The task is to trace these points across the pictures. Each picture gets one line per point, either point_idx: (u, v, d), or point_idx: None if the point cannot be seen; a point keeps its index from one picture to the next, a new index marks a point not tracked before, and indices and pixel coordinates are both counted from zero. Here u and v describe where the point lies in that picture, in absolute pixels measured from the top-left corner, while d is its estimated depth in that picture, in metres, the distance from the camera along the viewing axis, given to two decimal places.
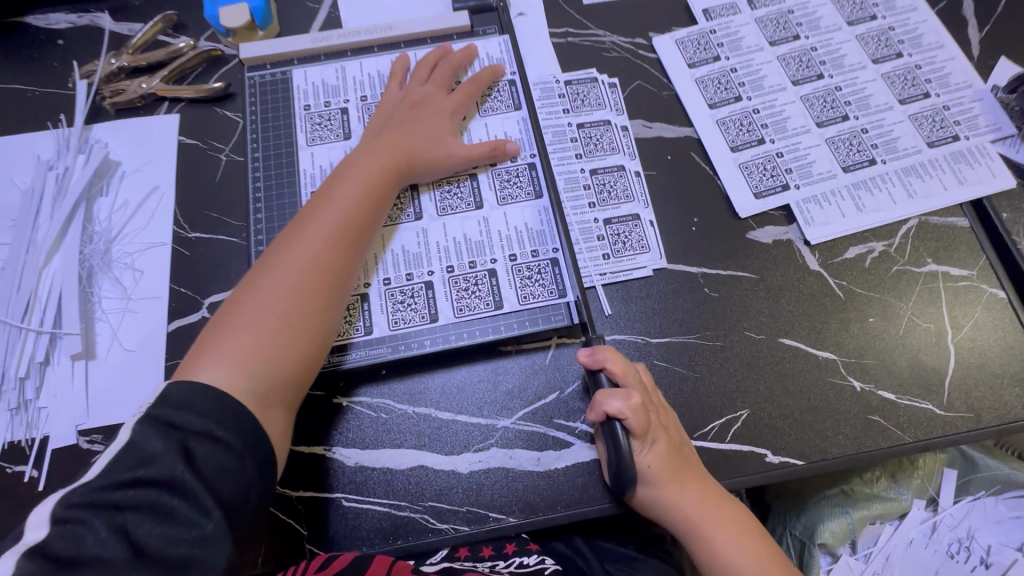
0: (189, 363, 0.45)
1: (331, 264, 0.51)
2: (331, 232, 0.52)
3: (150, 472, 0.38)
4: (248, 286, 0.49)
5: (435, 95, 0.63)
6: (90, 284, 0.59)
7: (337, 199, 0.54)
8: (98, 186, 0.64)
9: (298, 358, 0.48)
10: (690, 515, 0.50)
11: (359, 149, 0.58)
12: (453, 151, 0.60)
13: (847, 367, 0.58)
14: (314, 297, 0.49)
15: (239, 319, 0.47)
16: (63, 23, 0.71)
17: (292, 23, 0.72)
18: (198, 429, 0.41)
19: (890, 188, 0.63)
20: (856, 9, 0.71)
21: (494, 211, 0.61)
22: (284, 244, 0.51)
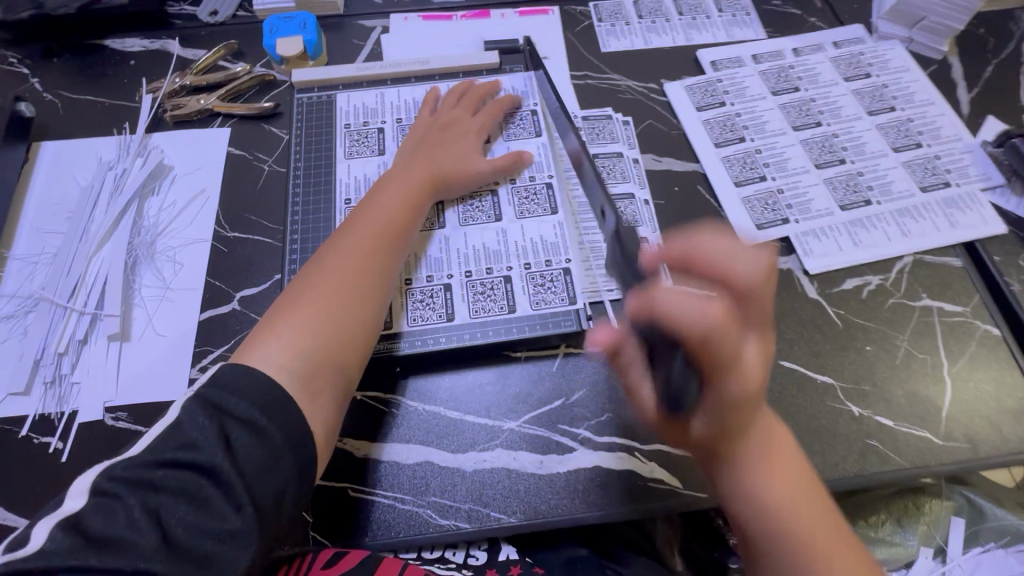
0: (245, 348, 0.49)
1: (375, 258, 0.55)
2: (375, 231, 0.57)
3: (192, 455, 0.40)
4: (296, 286, 0.53)
5: (462, 118, 0.69)
6: (133, 273, 0.64)
7: (380, 206, 0.59)
8: (151, 186, 0.70)
9: (344, 345, 0.51)
10: (758, 469, 0.46)
11: (396, 167, 0.64)
12: (481, 165, 0.66)
13: (845, 392, 0.59)
14: (360, 287, 0.53)
15: (294, 307, 0.51)
16: (136, 47, 0.80)
17: (340, 56, 0.80)
18: (243, 419, 0.42)
19: (885, 226, 0.67)
20: (851, 67, 0.78)
21: (513, 224, 0.66)
22: (335, 244, 0.56)
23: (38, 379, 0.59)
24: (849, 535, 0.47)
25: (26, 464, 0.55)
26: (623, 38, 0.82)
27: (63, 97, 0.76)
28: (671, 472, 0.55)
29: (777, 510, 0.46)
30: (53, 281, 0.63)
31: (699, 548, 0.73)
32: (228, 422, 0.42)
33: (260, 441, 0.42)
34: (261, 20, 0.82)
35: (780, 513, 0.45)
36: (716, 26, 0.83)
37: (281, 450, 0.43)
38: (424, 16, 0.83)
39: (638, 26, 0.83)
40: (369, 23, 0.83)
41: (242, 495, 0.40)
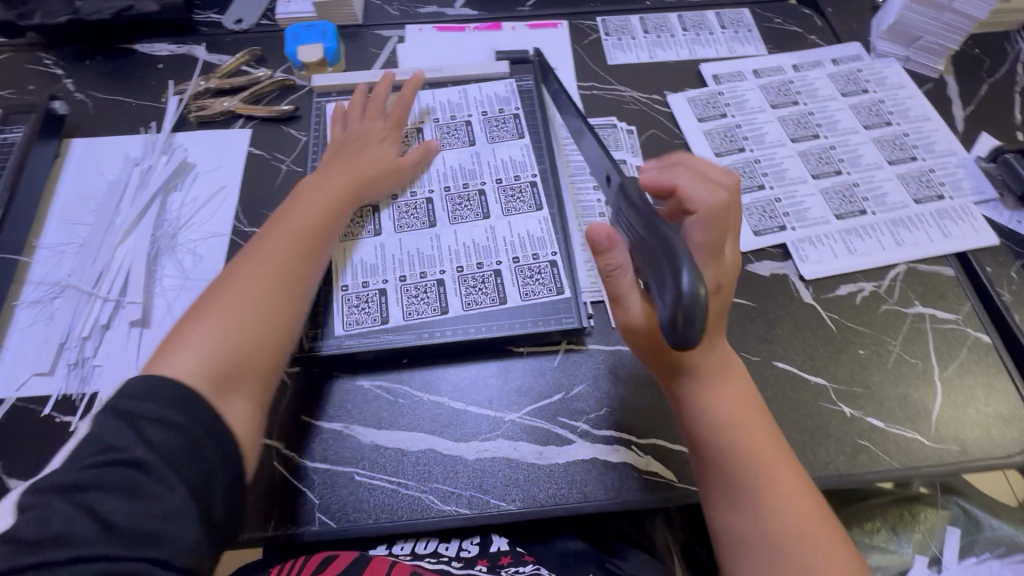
0: (151, 363, 0.48)
1: (289, 261, 0.57)
2: (289, 236, 0.58)
3: (115, 457, 0.40)
4: (208, 296, 0.53)
5: (379, 128, 0.72)
6: (155, 263, 0.67)
7: (293, 213, 0.61)
8: (175, 182, 0.73)
9: (259, 346, 0.51)
10: (704, 385, 0.52)
11: (315, 177, 0.66)
12: (398, 169, 0.69)
13: (838, 394, 0.61)
14: (275, 290, 0.54)
15: (201, 316, 0.51)
16: (164, 51, 0.85)
17: (357, 64, 0.84)
18: (155, 416, 0.42)
19: (879, 235, 0.69)
20: (849, 83, 0.81)
21: (504, 223, 0.68)
22: (249, 253, 0.57)
23: (62, 360, 0.61)
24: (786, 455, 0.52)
25: (48, 442, 0.58)
26: (628, 51, 0.85)
27: (94, 96, 0.80)
28: (666, 465, 0.57)
29: (719, 422, 0.51)
30: (80, 269, 0.66)
31: (700, 550, 0.75)
32: (141, 423, 0.42)
33: (173, 434, 0.42)
34: (283, 28, 0.87)
35: (732, 446, 0.50)
36: (719, 42, 0.86)
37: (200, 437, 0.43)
38: (438, 28, 0.87)
39: (643, 40, 0.87)
40: (385, 33, 0.87)
41: (170, 485, 0.40)
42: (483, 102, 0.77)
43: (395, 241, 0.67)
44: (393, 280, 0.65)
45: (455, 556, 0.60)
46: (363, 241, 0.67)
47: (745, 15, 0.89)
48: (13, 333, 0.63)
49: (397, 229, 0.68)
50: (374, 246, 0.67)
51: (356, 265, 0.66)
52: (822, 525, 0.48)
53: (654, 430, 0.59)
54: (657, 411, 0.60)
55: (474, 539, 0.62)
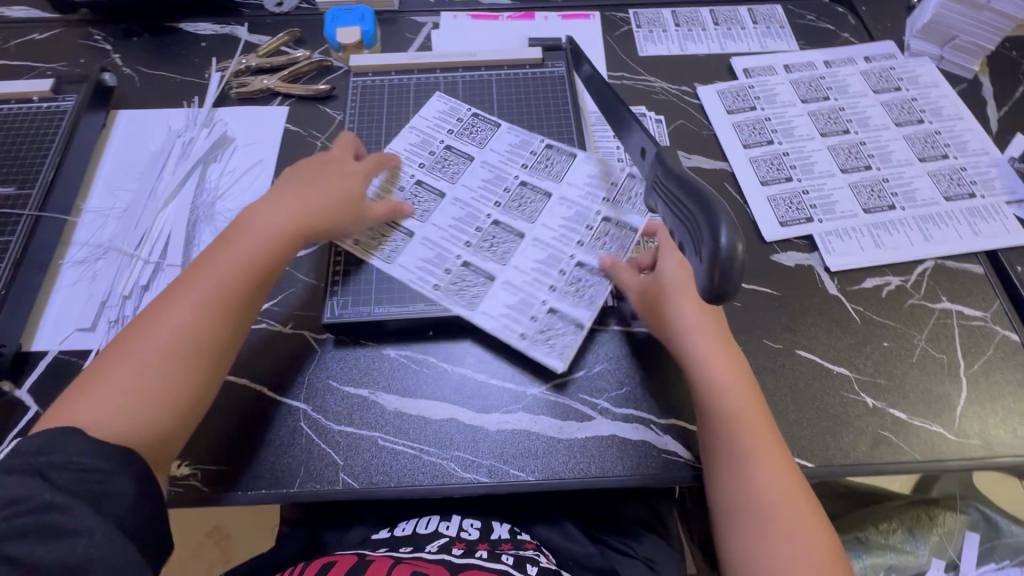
0: (55, 407, 0.50)
1: (200, 327, 0.54)
2: (206, 294, 0.56)
3: (24, 507, 0.43)
4: (133, 334, 0.54)
5: (343, 166, 0.67)
6: (193, 230, 0.69)
7: (218, 261, 0.58)
8: (215, 154, 0.75)
9: (162, 411, 0.51)
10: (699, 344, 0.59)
11: (267, 206, 0.62)
12: (360, 213, 0.65)
13: (861, 384, 0.61)
14: (190, 351, 0.54)
15: (106, 369, 0.52)
16: (208, 31, 0.87)
17: (392, 48, 0.86)
18: (63, 463, 0.46)
19: (908, 230, 0.69)
20: (881, 81, 0.81)
21: (560, 204, 0.69)
22: (168, 303, 0.55)
23: (103, 318, 0.64)
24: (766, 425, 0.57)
25: None
26: (659, 44, 0.86)
27: (140, 71, 0.84)
28: (687, 445, 0.58)
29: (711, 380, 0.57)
30: (122, 233, 0.68)
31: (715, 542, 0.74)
32: (46, 470, 0.45)
33: (81, 474, 0.46)
34: (322, 12, 0.89)
35: (726, 419, 0.56)
36: (750, 37, 0.87)
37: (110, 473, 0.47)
38: (473, 16, 0.89)
39: (675, 33, 0.87)
40: (420, 19, 0.89)
41: (87, 519, 0.44)
42: (447, 120, 0.75)
43: (517, 278, 0.65)
44: (543, 318, 0.63)
45: (458, 538, 0.61)
46: (484, 299, 0.63)
47: (778, 11, 0.89)
48: (57, 291, 0.66)
49: (507, 260, 0.66)
50: (501, 300, 0.63)
51: (502, 330, 0.62)
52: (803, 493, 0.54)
53: (674, 411, 0.60)
54: (679, 392, 0.60)
55: (476, 525, 0.63)
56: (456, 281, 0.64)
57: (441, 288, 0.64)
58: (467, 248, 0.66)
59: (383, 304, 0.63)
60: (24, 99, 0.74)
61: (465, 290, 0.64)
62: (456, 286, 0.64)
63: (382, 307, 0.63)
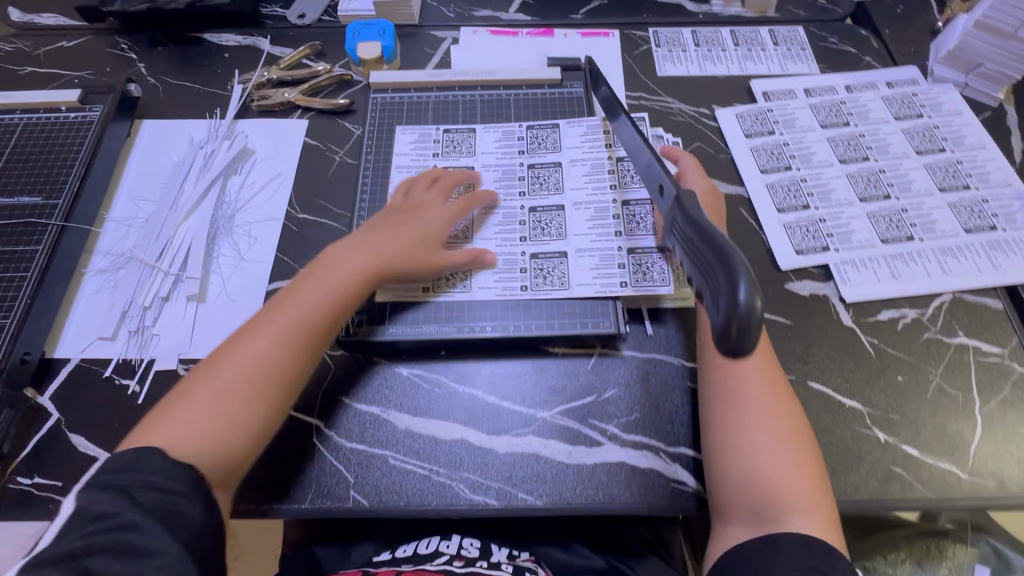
0: (140, 425, 0.52)
1: (279, 359, 0.55)
2: (290, 329, 0.57)
3: (106, 524, 0.43)
4: (218, 359, 0.55)
5: (431, 210, 0.67)
6: (213, 242, 0.71)
7: (302, 298, 0.58)
8: (236, 166, 0.77)
9: (235, 440, 0.52)
10: None
11: (352, 242, 0.63)
12: (442, 258, 0.64)
13: (873, 419, 0.60)
14: (268, 383, 0.54)
15: (189, 391, 0.53)
16: (230, 42, 0.89)
17: (412, 63, 0.86)
18: (147, 482, 0.46)
19: (926, 262, 0.68)
20: (903, 108, 0.80)
21: (570, 165, 0.73)
22: (252, 331, 0.56)
23: (124, 328, 0.65)
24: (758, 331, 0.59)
25: (108, 402, 0.61)
26: (678, 64, 0.86)
27: (165, 81, 0.85)
28: (696, 476, 0.58)
29: None
30: (143, 243, 0.69)
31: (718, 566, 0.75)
32: (129, 489, 0.45)
33: (160, 493, 0.46)
34: (343, 25, 0.90)
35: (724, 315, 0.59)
36: (770, 59, 0.86)
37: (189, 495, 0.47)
38: (492, 32, 0.89)
39: (694, 54, 0.87)
40: (440, 34, 0.89)
41: (162, 539, 0.43)
42: (426, 146, 0.75)
43: (586, 244, 0.68)
44: (628, 264, 0.66)
45: (458, 555, 0.61)
46: (572, 273, 0.66)
47: (799, 33, 0.89)
48: (80, 300, 0.67)
49: (566, 232, 0.69)
50: (587, 268, 0.66)
51: (604, 287, 0.65)
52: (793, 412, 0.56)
53: (684, 438, 0.60)
54: (689, 421, 0.60)
55: (475, 545, 0.63)
56: (539, 273, 0.67)
57: (530, 287, 0.66)
58: (524, 241, 0.69)
59: (403, 324, 0.64)
60: (53, 108, 0.76)
61: (552, 276, 0.66)
62: (541, 278, 0.66)
63: (401, 325, 0.64)
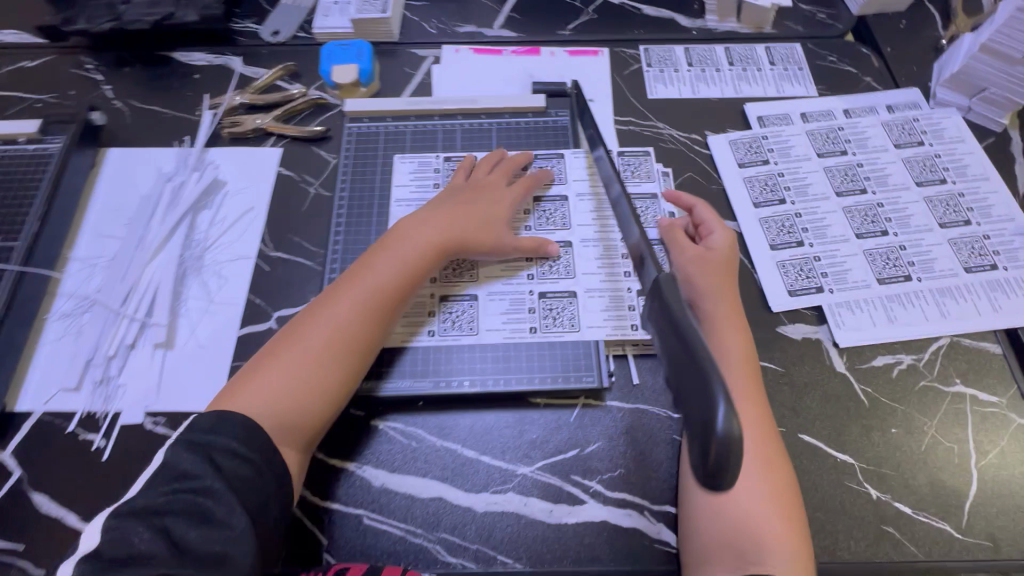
0: (231, 385, 0.55)
1: (354, 330, 0.58)
2: (365, 301, 0.59)
3: (187, 485, 0.46)
4: (299, 327, 0.58)
5: (491, 194, 0.68)
6: (182, 283, 0.68)
7: (370, 276, 0.60)
8: (205, 201, 0.73)
9: (315, 403, 0.55)
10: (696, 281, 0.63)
11: (421, 218, 0.65)
12: (504, 240, 0.66)
13: (864, 474, 0.58)
14: (346, 352, 0.57)
15: (277, 355, 0.56)
16: (201, 62, 0.85)
17: (391, 85, 0.82)
18: (229, 449, 0.49)
19: (923, 304, 0.66)
20: (903, 134, 0.76)
21: (578, 199, 0.72)
22: (330, 302, 0.59)
23: (88, 378, 0.63)
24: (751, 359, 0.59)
25: (72, 458, 0.59)
26: (670, 85, 0.82)
27: (132, 105, 0.81)
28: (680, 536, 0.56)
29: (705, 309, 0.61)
30: (109, 286, 0.67)
31: None
32: (214, 453, 0.48)
33: (237, 462, 0.49)
34: (319, 42, 0.86)
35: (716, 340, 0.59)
36: (767, 79, 0.82)
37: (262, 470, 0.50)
38: (476, 49, 0.85)
39: (687, 74, 0.83)
40: (421, 53, 0.85)
41: (233, 510, 0.46)
42: (430, 175, 0.73)
43: (595, 282, 0.67)
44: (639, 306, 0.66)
45: None
46: (583, 314, 0.65)
47: (796, 51, 0.85)
48: (42, 347, 0.64)
49: (574, 270, 0.68)
50: (598, 308, 0.66)
51: (614, 330, 0.64)
52: (780, 455, 0.55)
53: (669, 496, 0.57)
54: (674, 477, 0.58)
55: None
56: (547, 315, 0.66)
57: (539, 329, 0.65)
58: (533, 280, 0.68)
59: (381, 375, 0.62)
60: (12, 139, 0.72)
61: (561, 317, 0.65)
62: (550, 319, 0.65)
63: (379, 376, 0.62)
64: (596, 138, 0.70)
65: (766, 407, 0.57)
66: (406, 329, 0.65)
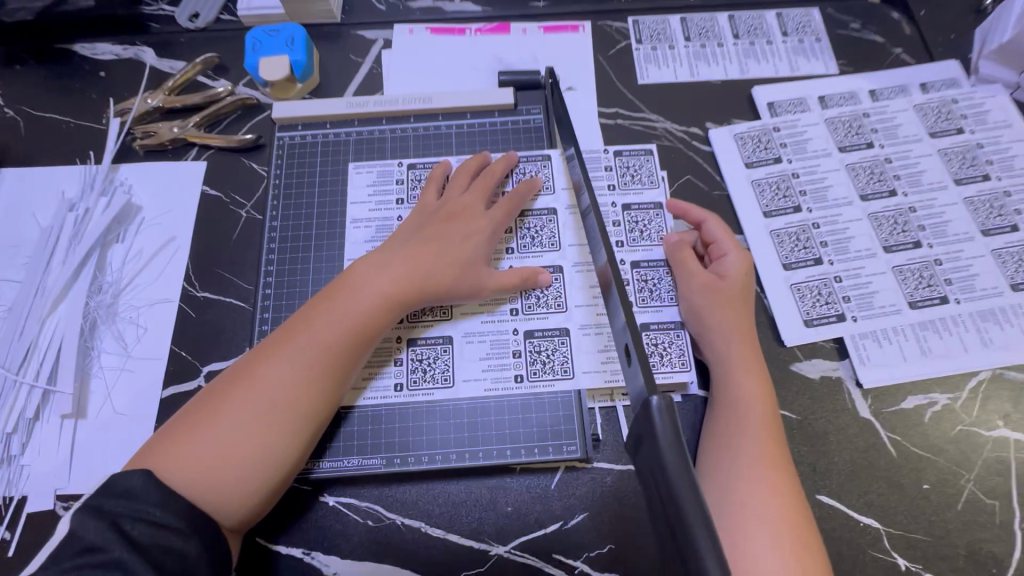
0: (148, 450, 0.44)
1: (309, 386, 0.46)
2: (323, 349, 0.47)
3: (94, 558, 0.37)
4: (239, 378, 0.46)
5: (473, 210, 0.56)
6: (91, 337, 0.58)
7: (330, 313, 0.49)
8: (116, 232, 0.62)
9: (257, 477, 0.44)
10: (707, 317, 0.53)
11: (396, 243, 0.53)
12: (484, 275, 0.54)
13: (892, 541, 0.50)
14: (299, 413, 0.46)
15: (210, 414, 0.44)
16: (107, 55, 0.71)
17: (333, 78, 0.69)
18: (140, 513, 0.40)
19: (962, 332, 0.56)
20: (940, 119, 0.65)
21: (569, 211, 0.60)
22: (282, 346, 0.47)
23: None
24: (771, 414, 0.49)
25: None
26: (664, 66, 0.69)
27: (27, 113, 0.68)
28: None
29: (718, 352, 0.52)
30: (3, 346, 0.56)
31: None
32: (121, 519, 0.39)
33: (153, 528, 0.39)
34: (246, 26, 0.72)
35: (729, 394, 0.50)
36: (778, 55, 0.69)
37: (186, 534, 0.40)
38: (432, 29, 0.71)
39: (684, 52, 0.70)
40: (370, 35, 0.71)
41: None
42: (387, 191, 0.61)
43: (590, 316, 0.56)
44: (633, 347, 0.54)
45: None
46: (576, 357, 0.55)
47: (813, 17, 0.71)
48: None
49: (566, 302, 0.57)
50: (593, 348, 0.55)
51: (613, 376, 0.54)
52: (815, 538, 0.44)
53: None
54: None
55: None
56: (536, 358, 0.55)
57: (526, 376, 0.55)
58: (517, 315, 0.56)
59: (330, 443, 0.53)
60: None
61: (552, 361, 0.55)
62: (539, 364, 0.55)
63: (328, 443, 0.53)
64: (566, 134, 0.54)
65: (795, 477, 0.47)
66: (360, 383, 0.54)
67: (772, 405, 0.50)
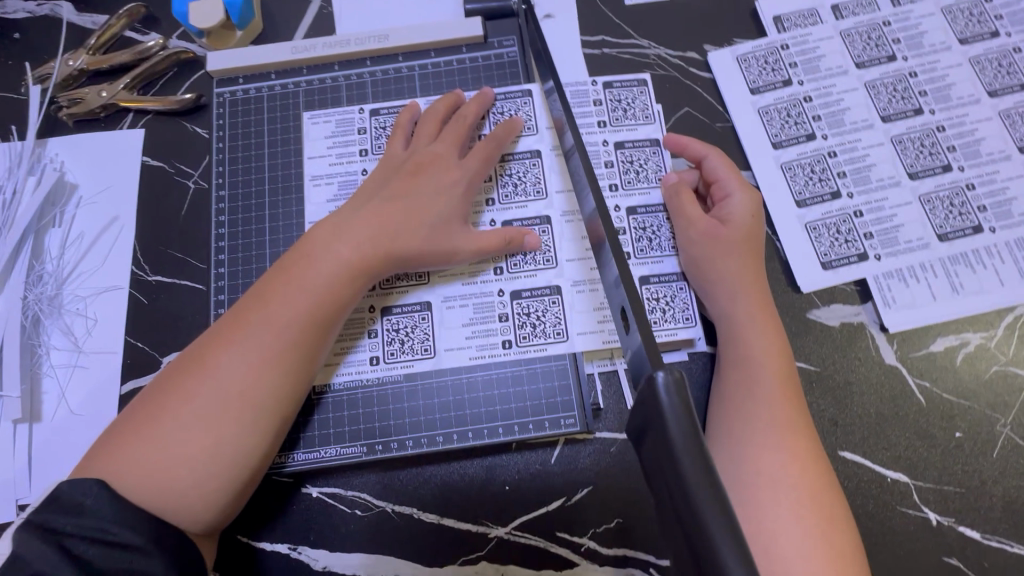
0: (95, 453, 0.39)
1: (268, 370, 0.41)
2: (280, 328, 0.42)
3: None
4: (189, 366, 0.41)
5: (445, 160, 0.49)
6: (36, 335, 0.52)
7: (286, 287, 0.43)
8: (51, 216, 0.56)
9: (216, 474, 0.39)
10: (711, 264, 0.47)
11: (358, 204, 0.47)
12: (461, 235, 0.48)
13: (922, 495, 0.46)
14: (257, 400, 0.40)
15: (158, 408, 0.39)
16: (18, 12, 0.62)
17: (276, 22, 0.61)
18: (94, 533, 0.36)
19: (997, 264, 0.50)
20: (971, 22, 0.56)
21: (553, 155, 0.53)
22: (234, 327, 0.42)
23: None
24: (784, 365, 0.44)
25: None
26: None
27: None
28: None
29: (724, 301, 0.46)
30: None
31: None
32: (72, 541, 0.35)
33: (109, 549, 0.36)
34: None
35: (737, 348, 0.45)
36: None
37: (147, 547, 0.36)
38: None
39: None
40: None
41: None
42: (348, 142, 0.54)
43: (584, 272, 0.51)
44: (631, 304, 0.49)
45: None
46: (571, 319, 0.50)
47: None
48: None
49: (556, 257, 0.51)
50: (588, 307, 0.50)
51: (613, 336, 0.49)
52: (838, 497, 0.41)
53: None
54: None
55: None
56: (525, 322, 0.50)
57: (515, 343, 0.50)
58: (501, 276, 0.51)
59: (305, 431, 0.48)
60: None
61: (544, 323, 0.50)
62: (529, 329, 0.50)
63: (304, 432, 0.48)
64: (543, 65, 0.46)
65: (813, 432, 0.43)
66: (332, 363, 0.49)
67: (784, 357, 0.45)
